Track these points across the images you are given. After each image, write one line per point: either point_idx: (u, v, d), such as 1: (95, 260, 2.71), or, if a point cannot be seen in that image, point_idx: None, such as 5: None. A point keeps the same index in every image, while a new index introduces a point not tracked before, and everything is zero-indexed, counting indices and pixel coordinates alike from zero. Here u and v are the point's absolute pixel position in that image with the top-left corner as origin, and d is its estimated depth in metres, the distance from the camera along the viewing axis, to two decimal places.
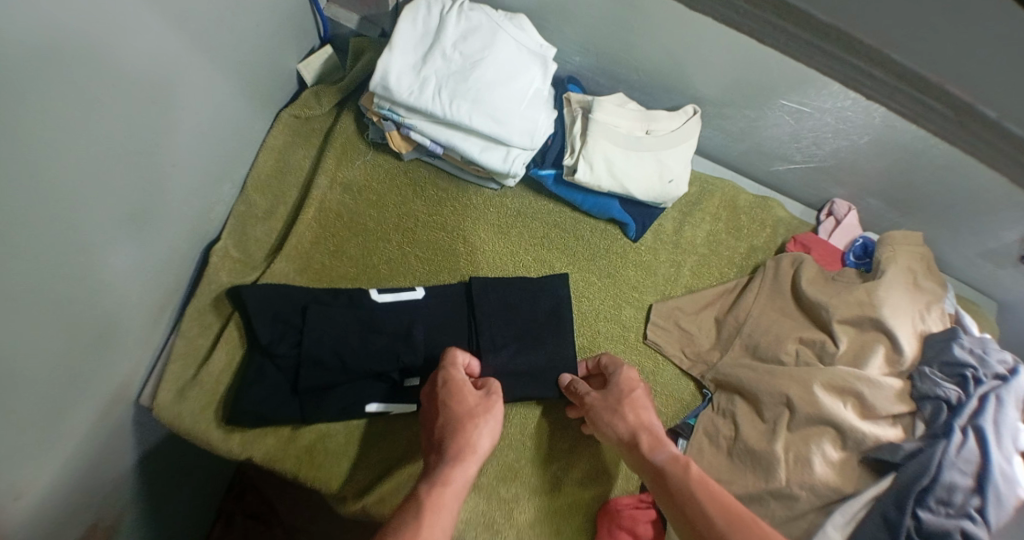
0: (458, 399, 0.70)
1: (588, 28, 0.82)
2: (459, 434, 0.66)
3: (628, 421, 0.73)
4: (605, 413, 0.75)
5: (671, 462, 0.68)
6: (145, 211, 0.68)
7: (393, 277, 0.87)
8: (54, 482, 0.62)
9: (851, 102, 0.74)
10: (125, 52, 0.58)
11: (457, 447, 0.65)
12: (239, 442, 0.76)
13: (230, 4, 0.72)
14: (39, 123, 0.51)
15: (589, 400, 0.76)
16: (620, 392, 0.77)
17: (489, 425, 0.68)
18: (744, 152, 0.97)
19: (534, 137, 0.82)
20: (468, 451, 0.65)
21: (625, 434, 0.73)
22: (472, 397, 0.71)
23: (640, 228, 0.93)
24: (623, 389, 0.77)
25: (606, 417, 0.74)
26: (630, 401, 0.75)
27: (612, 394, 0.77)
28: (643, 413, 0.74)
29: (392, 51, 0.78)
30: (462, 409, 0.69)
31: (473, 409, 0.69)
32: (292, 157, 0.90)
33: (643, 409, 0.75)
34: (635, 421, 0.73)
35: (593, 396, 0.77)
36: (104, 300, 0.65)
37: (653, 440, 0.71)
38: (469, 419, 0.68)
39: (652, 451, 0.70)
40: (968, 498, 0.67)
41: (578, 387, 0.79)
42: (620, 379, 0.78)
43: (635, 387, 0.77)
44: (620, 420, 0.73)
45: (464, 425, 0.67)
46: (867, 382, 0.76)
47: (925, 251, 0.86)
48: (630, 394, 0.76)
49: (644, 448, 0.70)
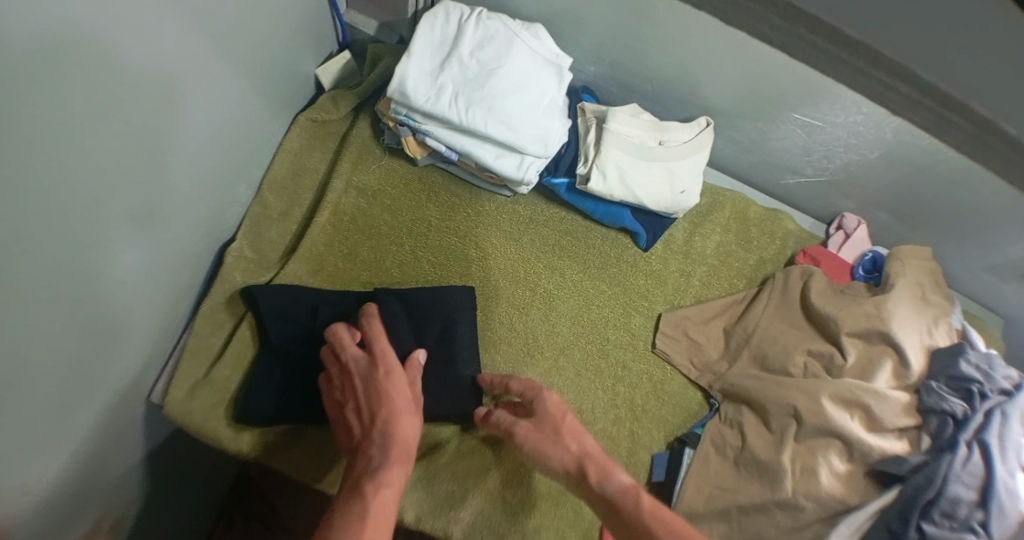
0: (393, 383, 0.66)
1: (602, 39, 0.83)
2: (400, 434, 0.62)
3: (569, 450, 0.68)
4: (544, 445, 0.69)
5: (622, 492, 0.63)
6: (163, 208, 0.69)
7: (404, 280, 0.88)
8: (65, 472, 0.64)
9: (862, 116, 0.76)
10: (149, 56, 0.60)
11: (400, 449, 0.62)
12: (249, 440, 0.76)
13: (251, 7, 0.73)
14: (66, 119, 0.52)
15: (519, 433, 0.70)
16: (551, 419, 0.71)
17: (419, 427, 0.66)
18: (754, 165, 0.97)
19: (548, 145, 0.83)
20: (407, 454, 0.62)
21: (570, 465, 0.67)
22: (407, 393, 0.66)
23: (651, 237, 0.94)
24: (555, 417, 0.71)
25: (546, 449, 0.69)
26: (568, 429, 0.70)
27: (545, 424, 0.71)
28: (578, 438, 0.69)
29: (409, 58, 0.79)
30: (403, 405, 0.65)
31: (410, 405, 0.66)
32: (308, 160, 0.90)
33: (581, 434, 0.70)
34: (576, 449, 0.68)
35: (524, 427, 0.71)
36: (119, 295, 0.65)
37: (600, 469, 0.66)
38: (406, 416, 0.64)
39: (600, 481, 0.65)
40: (972, 512, 0.67)
41: (500, 418, 0.73)
42: (546, 406, 0.72)
43: (567, 413, 0.71)
44: (561, 452, 0.68)
45: (401, 424, 0.63)
46: (874, 395, 0.77)
47: (933, 266, 0.87)
48: (563, 421, 0.71)
49: (592, 478, 0.65)
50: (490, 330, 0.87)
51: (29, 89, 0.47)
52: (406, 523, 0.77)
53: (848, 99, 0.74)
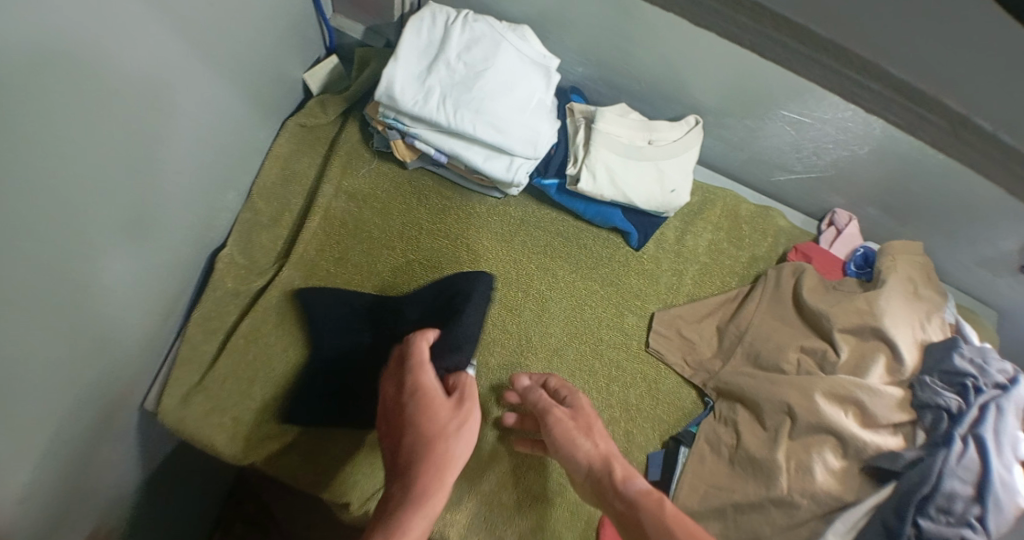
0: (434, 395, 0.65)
1: (588, 39, 0.83)
2: (427, 459, 0.60)
3: (597, 446, 0.69)
4: (573, 433, 0.70)
5: (645, 493, 0.63)
6: (154, 218, 0.69)
7: (396, 285, 0.88)
8: (60, 484, 0.64)
9: (850, 112, 0.76)
10: (132, 65, 0.59)
11: (424, 485, 0.58)
12: (243, 447, 0.77)
13: (239, 14, 0.73)
14: (55, 132, 0.52)
15: (553, 414, 0.72)
16: (586, 418, 0.73)
17: (459, 451, 0.62)
18: (744, 162, 0.97)
19: (537, 146, 0.83)
20: (436, 489, 0.58)
21: (595, 459, 0.68)
22: (445, 409, 0.65)
23: (643, 237, 0.93)
24: (588, 416, 0.73)
25: (576, 439, 0.69)
26: (597, 431, 0.71)
27: (580, 417, 0.73)
28: (605, 441, 0.71)
29: (396, 61, 0.79)
30: (433, 426, 0.62)
31: (445, 425, 0.63)
32: (297, 165, 0.90)
33: (609, 440, 0.71)
34: (603, 447, 0.69)
35: (560, 413, 0.72)
36: (107, 307, 0.65)
37: (625, 471, 0.66)
38: (440, 438, 0.62)
39: (625, 480, 0.64)
40: (969, 507, 0.68)
41: (540, 397, 0.74)
42: (582, 404, 0.75)
43: (598, 417, 0.73)
44: (590, 444, 0.69)
45: (433, 447, 0.61)
46: (868, 391, 0.76)
47: (924, 260, 0.86)
48: (594, 422, 0.73)
49: (616, 476, 0.65)
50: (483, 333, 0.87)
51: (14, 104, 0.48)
52: None
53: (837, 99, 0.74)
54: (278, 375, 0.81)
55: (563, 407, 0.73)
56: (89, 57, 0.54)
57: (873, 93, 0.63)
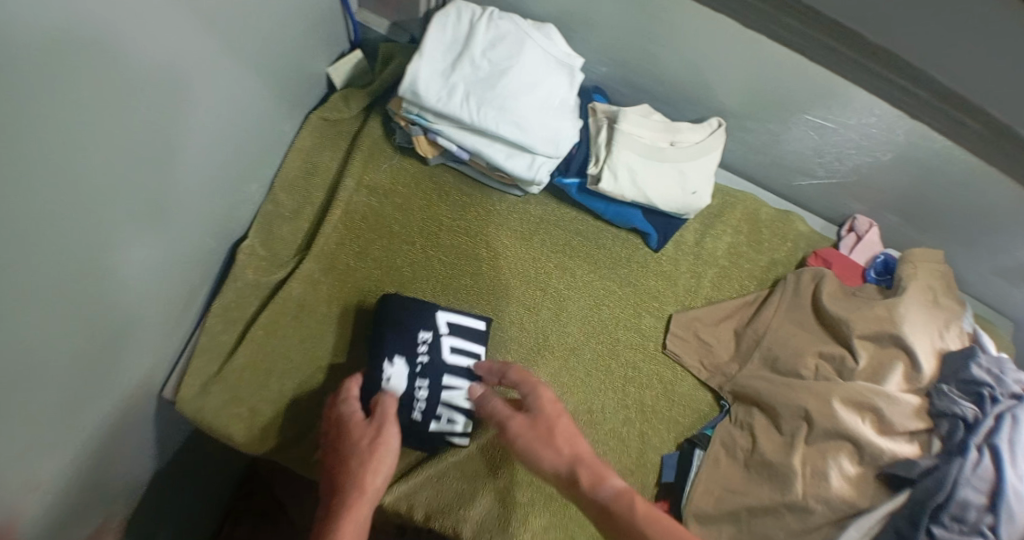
0: (350, 436, 0.69)
1: (615, 39, 0.83)
2: (348, 474, 0.66)
3: (562, 453, 0.63)
4: (535, 444, 0.64)
5: (616, 498, 0.58)
6: (176, 208, 0.70)
7: (415, 281, 0.88)
8: (75, 469, 0.64)
9: (875, 117, 0.76)
10: (160, 52, 0.59)
11: (351, 489, 0.64)
12: (260, 439, 0.77)
13: (267, 7, 0.73)
14: (86, 119, 0.52)
15: (512, 429, 0.66)
16: (547, 420, 0.66)
17: (379, 459, 0.67)
18: (765, 166, 0.97)
19: (559, 145, 0.83)
20: (359, 490, 0.64)
21: (561, 468, 0.62)
22: (361, 433, 0.69)
23: (661, 238, 0.93)
24: (550, 417, 0.66)
25: (539, 449, 0.64)
26: (561, 432, 0.65)
27: (539, 422, 0.66)
28: (571, 442, 0.65)
29: (421, 57, 0.79)
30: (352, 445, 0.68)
31: (360, 440, 0.69)
32: (319, 158, 0.90)
33: (576, 440, 0.65)
34: (568, 453, 0.63)
35: (519, 423, 0.66)
36: (131, 296, 0.66)
37: (593, 474, 0.61)
38: (358, 453, 0.68)
39: (593, 487, 0.59)
40: (982, 516, 0.67)
41: (498, 409, 0.68)
42: (541, 404, 0.68)
43: (562, 414, 0.66)
44: (553, 453, 0.63)
45: (350, 462, 0.67)
46: (886, 398, 0.76)
47: (945, 269, 0.86)
48: (558, 421, 0.66)
49: (583, 484, 0.60)
50: (501, 330, 0.88)
51: (46, 91, 0.48)
52: (415, 522, 0.78)
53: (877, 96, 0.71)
54: (296, 367, 0.81)
55: (522, 414, 0.67)
56: (123, 48, 0.54)
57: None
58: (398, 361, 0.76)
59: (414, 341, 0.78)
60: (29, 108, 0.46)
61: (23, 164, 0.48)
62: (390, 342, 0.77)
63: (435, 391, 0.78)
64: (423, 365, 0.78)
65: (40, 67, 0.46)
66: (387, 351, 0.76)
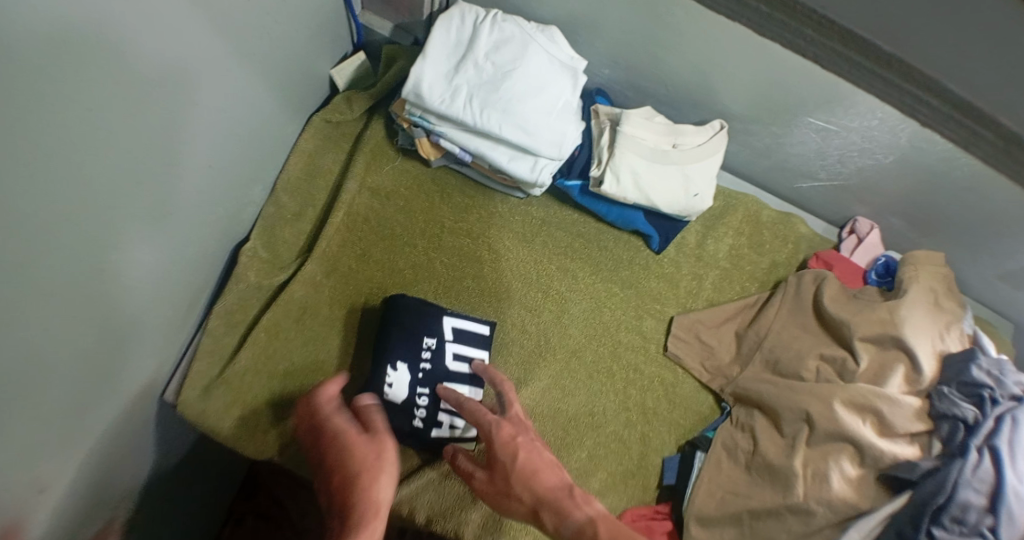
0: (343, 455, 0.63)
1: (618, 42, 0.83)
2: (361, 492, 0.60)
3: (523, 500, 0.64)
4: (498, 497, 0.66)
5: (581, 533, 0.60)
6: (180, 210, 0.69)
7: (418, 283, 0.88)
8: (79, 470, 0.64)
9: (878, 121, 0.77)
10: (166, 56, 0.59)
11: (365, 508, 0.59)
12: (263, 442, 0.77)
13: (272, 9, 0.73)
14: (93, 121, 0.53)
15: (478, 489, 0.67)
16: (501, 468, 0.66)
17: (390, 475, 0.62)
18: (767, 168, 0.97)
19: (562, 148, 0.83)
20: (375, 509, 0.59)
21: (528, 515, 0.64)
22: (365, 447, 0.64)
23: (663, 241, 0.93)
24: (504, 464, 0.66)
25: (503, 503, 0.65)
26: (517, 477, 0.65)
27: (496, 474, 0.66)
28: (528, 483, 0.65)
29: (424, 60, 0.79)
30: (360, 461, 0.62)
31: (367, 457, 0.63)
32: (322, 160, 0.91)
33: (533, 475, 0.65)
34: (528, 497, 0.64)
35: (481, 479, 0.68)
36: (136, 297, 0.66)
37: (555, 512, 0.62)
38: (368, 470, 0.62)
39: (559, 526, 0.62)
40: (982, 517, 0.67)
41: (463, 468, 0.69)
42: (495, 454, 0.67)
43: (514, 456, 0.66)
44: (515, 502, 0.64)
45: (363, 479, 0.61)
46: (887, 400, 0.76)
47: (946, 271, 0.86)
48: (513, 464, 0.66)
49: (550, 527, 0.62)
50: (503, 332, 0.88)
51: (48, 91, 0.47)
52: (418, 523, 0.79)
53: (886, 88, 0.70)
54: (300, 369, 0.81)
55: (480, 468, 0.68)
56: (130, 52, 0.54)
57: (926, 107, 0.62)
58: (402, 367, 0.77)
59: (419, 346, 0.79)
60: (31, 109, 0.46)
61: (27, 165, 0.47)
62: (393, 348, 0.78)
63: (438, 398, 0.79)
64: (426, 372, 0.79)
65: (43, 68, 0.46)
66: (392, 356, 0.77)
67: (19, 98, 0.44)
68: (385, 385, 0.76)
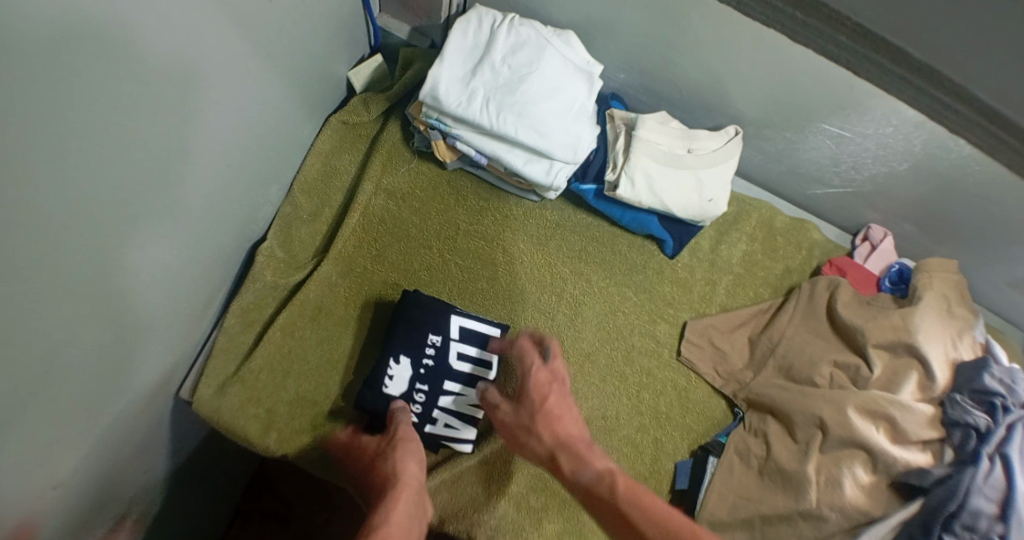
0: (369, 449, 0.72)
1: (634, 46, 0.83)
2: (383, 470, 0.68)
3: (545, 438, 0.67)
4: (520, 430, 0.70)
5: (596, 482, 0.63)
6: (196, 209, 0.70)
7: (433, 283, 0.88)
8: (94, 467, 0.65)
9: (892, 128, 0.77)
10: (187, 54, 0.59)
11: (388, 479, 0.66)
12: (276, 438, 0.77)
13: (291, 11, 0.73)
14: (116, 119, 0.53)
15: (501, 418, 0.71)
16: (531, 405, 0.70)
17: (407, 452, 0.70)
18: (781, 174, 0.97)
19: (577, 151, 0.83)
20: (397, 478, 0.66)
21: (545, 453, 0.67)
22: (375, 440, 0.72)
23: (677, 245, 0.93)
24: (534, 402, 0.70)
25: (522, 435, 0.69)
26: (543, 417, 0.69)
27: (523, 409, 0.70)
28: (554, 425, 0.68)
29: (441, 63, 0.79)
30: (373, 450, 0.71)
31: (379, 448, 0.71)
32: (338, 161, 0.91)
33: (559, 420, 0.68)
34: (550, 438, 0.67)
35: (505, 410, 0.71)
36: (151, 296, 0.66)
37: (574, 459, 0.65)
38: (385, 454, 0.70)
39: (575, 471, 0.64)
40: (993, 525, 0.66)
41: (488, 400, 0.73)
42: (529, 390, 0.71)
43: (546, 397, 0.70)
44: (537, 439, 0.68)
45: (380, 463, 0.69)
46: (900, 407, 0.76)
47: (959, 278, 0.86)
48: (542, 405, 0.70)
49: (566, 469, 0.65)
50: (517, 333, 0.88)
51: (69, 87, 0.47)
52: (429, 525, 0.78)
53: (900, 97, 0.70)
54: (312, 368, 0.81)
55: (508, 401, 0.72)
56: (149, 51, 0.54)
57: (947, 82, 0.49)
58: (404, 361, 0.78)
59: (424, 342, 0.79)
60: (52, 106, 0.46)
61: (49, 162, 0.47)
62: (398, 341, 0.78)
63: (433, 397, 0.79)
64: (428, 367, 0.79)
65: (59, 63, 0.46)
66: (396, 348, 0.78)
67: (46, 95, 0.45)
68: (386, 378, 0.77)
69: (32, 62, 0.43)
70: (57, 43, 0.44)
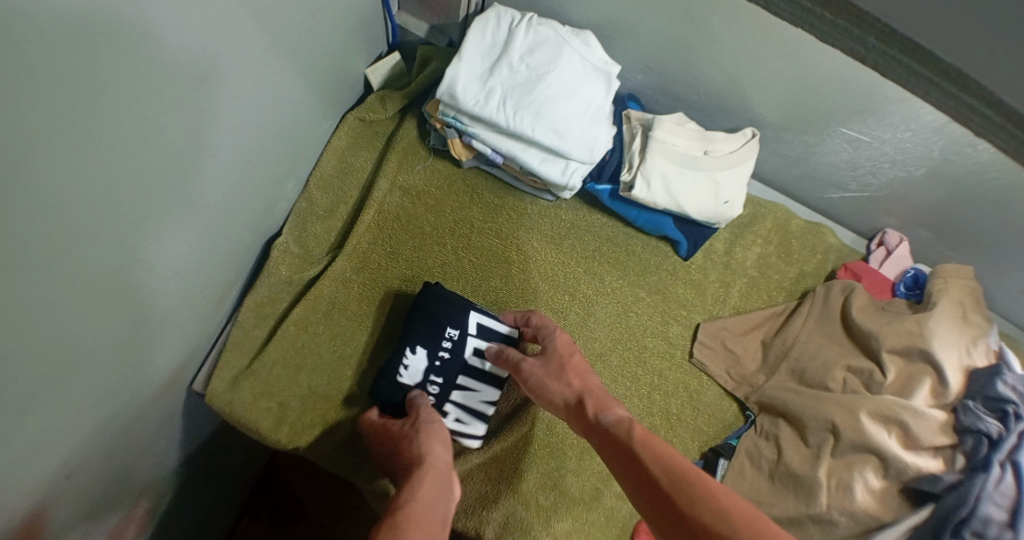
0: (397, 433, 0.72)
1: (653, 47, 0.83)
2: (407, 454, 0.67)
3: (571, 385, 0.71)
4: (546, 378, 0.73)
5: (616, 422, 0.64)
6: (212, 205, 0.70)
7: (447, 281, 0.88)
8: (108, 459, 0.65)
9: (910, 133, 0.77)
10: (211, 52, 0.59)
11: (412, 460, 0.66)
12: (288, 432, 0.78)
13: (311, 9, 0.73)
14: (140, 116, 0.53)
15: (527, 368, 0.74)
16: (558, 358, 0.74)
17: (431, 437, 0.69)
18: (798, 177, 0.96)
19: (594, 151, 0.83)
20: (420, 461, 0.65)
21: (570, 397, 0.70)
22: (401, 425, 0.72)
23: (692, 247, 0.93)
24: (562, 355, 0.75)
25: (548, 383, 0.72)
26: (571, 367, 0.73)
27: (552, 360, 0.74)
28: (579, 377, 0.72)
29: (459, 61, 0.79)
30: (399, 435, 0.71)
31: (404, 432, 0.71)
32: (354, 158, 0.91)
33: (585, 373, 0.73)
34: (576, 384, 0.71)
35: (532, 363, 0.75)
36: (167, 291, 0.66)
37: (598, 402, 0.67)
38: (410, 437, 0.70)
39: (598, 412, 0.66)
40: (1003, 533, 0.66)
41: (512, 355, 0.76)
42: (555, 345, 0.76)
43: (573, 353, 0.75)
44: (563, 385, 0.71)
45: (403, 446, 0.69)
46: (913, 413, 0.76)
47: (975, 285, 0.85)
48: (569, 359, 0.74)
49: (590, 410, 0.67)
50: None
51: (94, 85, 0.47)
52: None
53: (920, 105, 0.69)
54: (325, 364, 0.81)
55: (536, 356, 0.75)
56: (173, 50, 0.54)
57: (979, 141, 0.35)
58: (420, 351, 0.79)
59: (441, 335, 0.79)
60: (78, 104, 0.46)
61: (71, 158, 0.47)
62: (413, 332, 0.79)
63: (446, 390, 0.80)
64: (443, 360, 0.80)
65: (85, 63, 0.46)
66: (413, 339, 0.78)
67: (71, 92, 0.45)
68: (401, 368, 0.78)
69: (57, 60, 0.43)
70: (87, 41, 0.44)
